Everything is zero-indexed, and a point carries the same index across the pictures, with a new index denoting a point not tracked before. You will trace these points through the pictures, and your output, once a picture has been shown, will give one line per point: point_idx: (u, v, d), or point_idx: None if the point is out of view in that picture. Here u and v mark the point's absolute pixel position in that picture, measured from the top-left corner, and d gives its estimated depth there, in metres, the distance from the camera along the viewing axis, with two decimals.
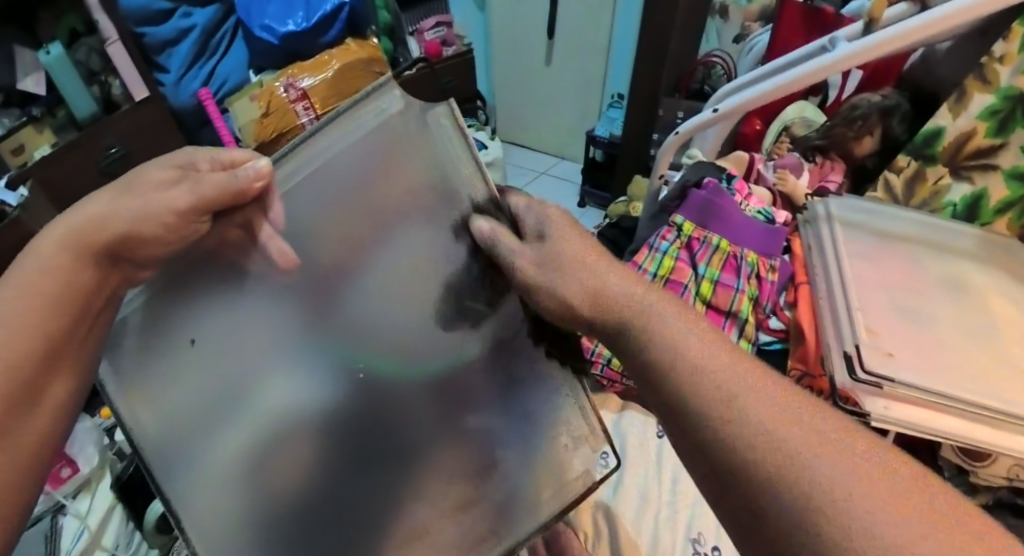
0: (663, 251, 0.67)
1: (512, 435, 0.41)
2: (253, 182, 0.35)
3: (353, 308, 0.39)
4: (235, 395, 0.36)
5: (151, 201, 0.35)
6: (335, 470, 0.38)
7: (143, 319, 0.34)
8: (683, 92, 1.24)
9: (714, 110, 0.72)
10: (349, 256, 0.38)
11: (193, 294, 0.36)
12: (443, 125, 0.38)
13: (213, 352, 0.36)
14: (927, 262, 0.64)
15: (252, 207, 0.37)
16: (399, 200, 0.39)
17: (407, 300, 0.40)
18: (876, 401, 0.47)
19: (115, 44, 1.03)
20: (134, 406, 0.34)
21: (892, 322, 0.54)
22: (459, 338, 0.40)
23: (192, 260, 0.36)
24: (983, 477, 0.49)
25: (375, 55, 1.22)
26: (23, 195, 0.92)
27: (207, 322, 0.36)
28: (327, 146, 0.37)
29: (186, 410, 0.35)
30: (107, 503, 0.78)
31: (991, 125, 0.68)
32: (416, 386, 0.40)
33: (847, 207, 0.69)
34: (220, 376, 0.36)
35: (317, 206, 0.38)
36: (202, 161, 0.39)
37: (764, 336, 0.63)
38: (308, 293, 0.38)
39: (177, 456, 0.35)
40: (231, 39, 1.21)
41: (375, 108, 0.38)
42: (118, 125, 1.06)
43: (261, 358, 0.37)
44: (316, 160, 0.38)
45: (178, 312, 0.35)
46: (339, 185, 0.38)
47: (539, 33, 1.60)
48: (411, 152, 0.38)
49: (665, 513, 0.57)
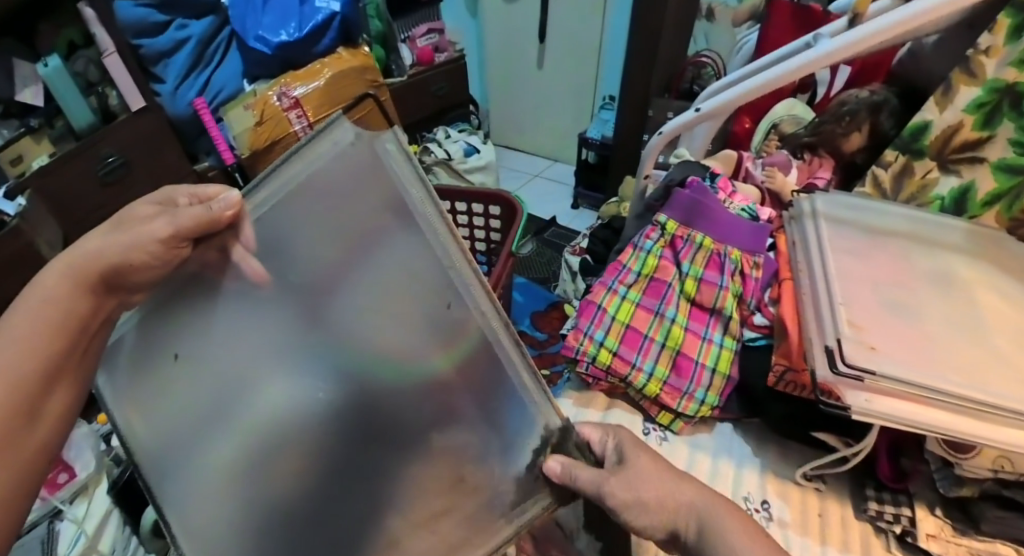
0: (647, 250, 0.68)
1: (490, 449, 0.39)
2: (226, 212, 0.39)
3: (332, 323, 0.42)
4: (220, 406, 0.42)
5: (139, 231, 0.39)
6: (303, 475, 0.41)
7: (134, 340, 0.43)
8: (674, 92, 1.24)
9: (697, 110, 0.73)
10: (323, 277, 0.41)
11: (175, 316, 0.42)
12: (388, 151, 0.37)
13: (187, 370, 0.42)
14: (914, 255, 0.63)
15: (226, 233, 0.41)
16: (363, 220, 0.39)
17: (381, 315, 0.41)
18: (858, 394, 0.47)
19: (112, 56, 1.06)
20: (130, 414, 0.43)
21: (878, 316, 0.54)
22: (433, 353, 0.40)
23: (175, 285, 0.42)
24: (968, 470, 0.48)
25: (367, 64, 1.25)
26: (21, 204, 0.93)
27: (186, 342, 0.42)
28: (285, 181, 0.40)
29: (176, 417, 0.42)
30: (104, 508, 0.79)
31: (978, 119, 0.68)
32: (392, 395, 0.41)
33: (833, 202, 0.69)
34: (205, 388, 0.42)
35: (290, 231, 0.41)
36: (179, 196, 0.45)
37: (749, 332, 0.62)
38: (289, 309, 0.42)
39: (171, 458, 0.42)
40: (226, 50, 1.25)
41: (330, 140, 0.38)
42: (117, 134, 1.09)
43: (244, 372, 0.42)
44: (279, 189, 0.40)
45: (161, 336, 0.42)
46: (307, 213, 0.40)
47: (531, 39, 1.63)
48: (365, 177, 0.37)
49: None
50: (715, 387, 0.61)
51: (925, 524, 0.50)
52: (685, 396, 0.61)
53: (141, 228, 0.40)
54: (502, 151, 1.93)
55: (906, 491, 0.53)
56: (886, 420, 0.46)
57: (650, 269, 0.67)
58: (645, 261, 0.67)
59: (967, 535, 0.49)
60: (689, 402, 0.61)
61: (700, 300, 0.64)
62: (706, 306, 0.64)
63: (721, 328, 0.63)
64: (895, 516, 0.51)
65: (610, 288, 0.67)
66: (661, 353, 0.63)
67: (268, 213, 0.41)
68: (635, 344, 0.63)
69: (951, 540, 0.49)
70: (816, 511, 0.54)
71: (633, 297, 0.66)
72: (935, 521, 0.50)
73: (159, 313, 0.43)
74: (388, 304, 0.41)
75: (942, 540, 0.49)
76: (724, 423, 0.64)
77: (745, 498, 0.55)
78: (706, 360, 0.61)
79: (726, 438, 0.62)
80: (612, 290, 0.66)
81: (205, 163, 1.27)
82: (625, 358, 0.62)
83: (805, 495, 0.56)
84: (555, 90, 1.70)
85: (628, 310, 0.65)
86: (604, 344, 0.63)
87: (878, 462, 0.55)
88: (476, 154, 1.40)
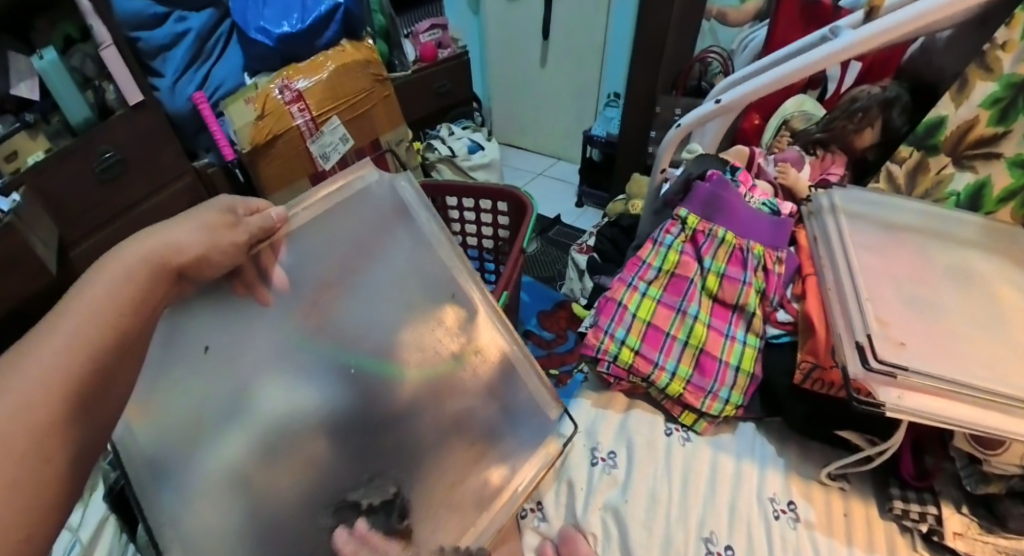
0: (668, 245, 0.67)
1: (488, 410, 0.53)
2: (278, 222, 0.50)
3: (347, 323, 0.55)
4: (239, 404, 0.47)
5: (216, 237, 0.44)
6: (324, 451, 0.47)
7: (162, 340, 0.44)
8: (680, 89, 1.23)
9: (716, 103, 0.72)
10: (343, 278, 0.56)
11: (195, 317, 0.46)
12: (405, 184, 0.60)
13: (216, 364, 0.47)
14: (933, 253, 0.63)
15: (267, 245, 0.50)
16: (378, 227, 0.59)
17: (392, 309, 0.57)
18: (890, 390, 0.47)
19: (109, 48, 1.03)
20: (134, 425, 0.42)
21: (904, 312, 0.54)
22: (436, 345, 0.56)
23: (212, 293, 0.47)
24: (996, 466, 0.47)
25: (372, 57, 1.24)
26: (16, 200, 0.90)
27: (217, 338, 0.48)
28: (323, 202, 0.56)
29: (198, 414, 0.45)
30: (99, 515, 0.70)
31: (993, 114, 0.67)
32: (408, 385, 0.53)
33: (850, 198, 0.69)
34: (228, 386, 0.47)
35: (319, 240, 0.55)
36: (239, 206, 0.48)
37: (771, 330, 0.62)
38: (304, 311, 0.53)
39: (176, 469, 0.43)
40: (226, 44, 1.23)
41: (360, 175, 0.58)
42: (114, 131, 1.07)
43: (264, 368, 0.49)
44: (316, 207, 0.55)
45: (187, 335, 0.46)
46: (336, 228, 0.57)
47: (534, 35, 1.62)
48: (384, 201, 0.59)
49: (676, 514, 0.54)
50: (739, 386, 0.61)
51: (951, 522, 0.49)
52: (708, 396, 0.61)
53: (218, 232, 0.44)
54: (505, 150, 1.91)
55: (931, 489, 0.52)
56: (920, 416, 0.46)
57: (672, 264, 0.66)
58: (666, 256, 0.66)
59: (993, 533, 0.49)
60: (713, 402, 0.61)
61: (722, 296, 0.64)
62: (728, 302, 0.63)
63: (744, 325, 0.63)
64: (920, 514, 0.51)
65: (630, 285, 0.66)
66: (684, 352, 0.62)
67: (304, 230, 0.54)
68: (657, 343, 0.63)
69: (978, 538, 0.49)
70: (840, 512, 0.54)
71: (654, 294, 0.65)
72: (961, 519, 0.49)
73: (183, 315, 0.45)
74: (399, 299, 0.58)
75: (967, 538, 0.49)
76: (746, 423, 0.63)
77: (771, 499, 0.55)
78: (729, 359, 0.61)
79: (749, 438, 0.61)
80: (632, 287, 0.66)
81: (204, 160, 1.25)
82: (647, 357, 0.62)
83: (830, 495, 0.55)
84: (559, 88, 1.69)
85: (649, 307, 0.65)
86: (626, 342, 0.63)
87: (901, 461, 0.54)
88: (480, 152, 1.39)
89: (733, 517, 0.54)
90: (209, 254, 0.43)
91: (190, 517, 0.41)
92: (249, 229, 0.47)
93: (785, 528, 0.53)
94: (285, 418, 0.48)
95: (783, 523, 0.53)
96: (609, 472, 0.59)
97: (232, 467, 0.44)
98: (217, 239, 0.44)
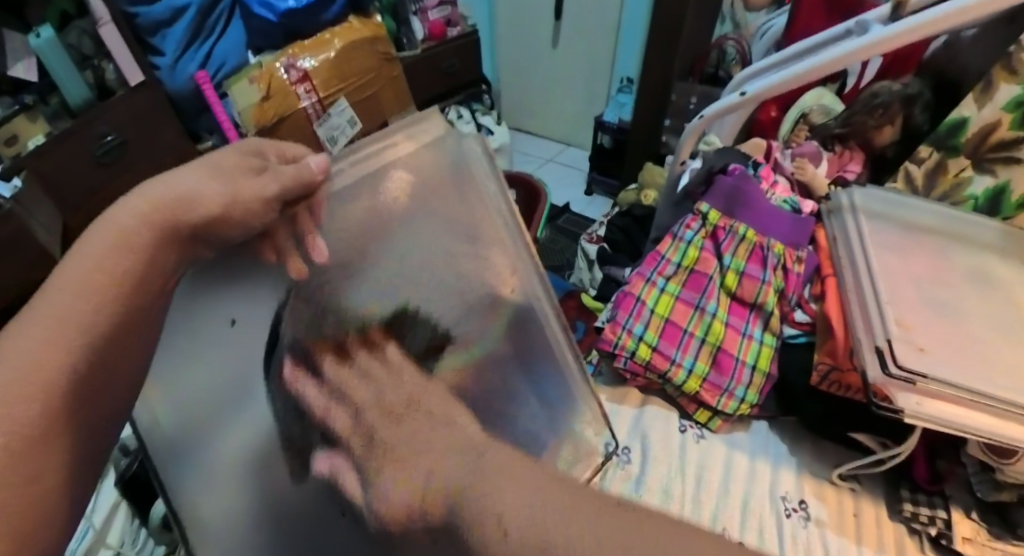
0: (687, 240, 0.68)
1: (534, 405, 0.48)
2: (317, 174, 0.42)
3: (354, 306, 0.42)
4: (252, 392, 0.40)
5: (235, 187, 0.39)
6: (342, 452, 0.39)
7: (184, 301, 0.41)
8: (697, 76, 1.21)
9: (740, 95, 0.70)
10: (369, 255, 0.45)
11: (224, 281, 0.42)
12: (471, 149, 0.51)
13: (239, 337, 0.41)
14: (954, 256, 0.64)
15: (301, 206, 0.43)
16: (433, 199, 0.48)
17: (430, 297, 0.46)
18: (909, 396, 0.48)
19: (107, 25, 1.01)
20: (160, 400, 0.39)
21: (924, 316, 0.55)
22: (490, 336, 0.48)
23: (227, 258, 0.42)
24: (1009, 474, 0.50)
25: (378, 34, 1.19)
26: (16, 186, 0.90)
27: (244, 307, 0.41)
28: (362, 160, 0.46)
29: (212, 397, 0.39)
30: (111, 499, 0.72)
31: (1016, 117, 0.66)
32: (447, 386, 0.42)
33: (870, 197, 0.70)
34: (242, 370, 0.40)
35: (355, 204, 0.45)
36: (269, 151, 0.44)
37: (789, 329, 0.64)
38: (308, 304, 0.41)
39: (192, 455, 0.39)
40: (227, 19, 1.17)
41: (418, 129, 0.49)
42: (114, 111, 1.05)
43: (283, 355, 0.41)
44: (370, 160, 0.46)
45: (214, 302, 0.41)
46: (370, 193, 0.46)
47: (544, 13, 1.57)
48: (440, 158, 0.49)
49: (688, 508, 0.57)
50: (755, 385, 0.62)
51: (961, 527, 0.52)
52: (724, 394, 0.62)
53: (236, 182, 0.40)
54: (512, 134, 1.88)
55: (942, 493, 0.55)
56: (938, 423, 0.47)
57: (691, 261, 0.67)
58: (685, 252, 0.68)
59: (1002, 540, 0.51)
60: (728, 401, 0.62)
61: (740, 294, 0.65)
62: (747, 300, 0.65)
63: (762, 323, 0.64)
64: (930, 518, 0.54)
65: (649, 279, 0.67)
66: (701, 349, 0.64)
67: (342, 184, 0.45)
68: (675, 339, 0.64)
69: (987, 544, 0.51)
70: (852, 512, 0.56)
71: (672, 290, 0.66)
72: (971, 526, 0.52)
73: (210, 274, 0.42)
74: (450, 288, 0.47)
75: (977, 543, 0.51)
76: (761, 421, 0.65)
77: (783, 498, 0.58)
78: (746, 357, 0.63)
79: (762, 437, 0.64)
80: (651, 282, 0.67)
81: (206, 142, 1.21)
82: (664, 354, 0.64)
83: (840, 494, 0.58)
84: (569, 69, 1.65)
85: (667, 303, 0.66)
86: (644, 339, 0.64)
87: (915, 465, 0.57)
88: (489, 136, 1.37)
89: (745, 516, 0.56)
90: (231, 208, 0.39)
91: (208, 495, 0.39)
92: (277, 178, 0.41)
93: (797, 527, 0.55)
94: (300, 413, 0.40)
95: (795, 522, 0.55)
96: (623, 467, 0.60)
97: (247, 458, 0.39)
98: (240, 187, 0.40)
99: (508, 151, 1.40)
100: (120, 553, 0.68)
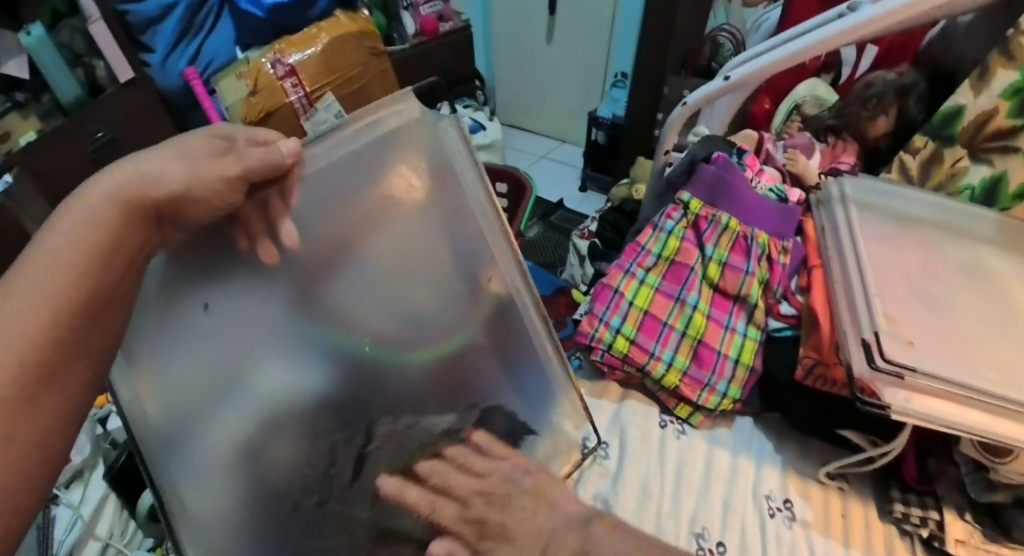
0: (669, 231, 0.67)
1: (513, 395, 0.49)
2: (288, 158, 0.43)
3: (333, 298, 0.44)
4: (232, 378, 0.38)
5: (201, 169, 0.40)
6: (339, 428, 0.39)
7: (157, 284, 0.39)
8: (689, 70, 1.17)
9: (726, 79, 0.69)
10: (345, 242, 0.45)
11: (199, 264, 0.40)
12: (447, 131, 0.49)
13: (218, 320, 0.39)
14: (946, 247, 0.62)
15: (273, 188, 0.43)
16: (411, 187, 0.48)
17: (405, 285, 0.47)
18: (896, 391, 0.46)
19: (98, 23, 1.02)
20: (136, 387, 0.36)
21: (913, 309, 0.53)
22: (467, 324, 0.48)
23: (193, 243, 0.41)
24: (1003, 474, 0.48)
25: (366, 29, 1.20)
26: (8, 182, 0.95)
27: (217, 290, 0.40)
28: (338, 146, 0.46)
29: (191, 383, 0.37)
30: (101, 493, 0.73)
31: (1014, 105, 0.64)
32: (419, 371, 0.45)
33: (862, 188, 0.67)
34: (222, 355, 0.38)
35: (331, 191, 0.46)
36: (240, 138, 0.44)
37: (774, 322, 0.62)
38: (291, 286, 0.43)
39: (172, 446, 0.35)
40: (217, 16, 1.19)
41: (393, 113, 0.48)
42: (106, 110, 1.06)
43: (261, 341, 0.40)
44: (343, 146, 0.47)
45: (190, 285, 0.40)
46: (345, 180, 0.46)
47: (539, 9, 1.56)
48: (417, 144, 0.49)
49: (667, 506, 0.55)
50: (738, 380, 0.61)
51: (953, 529, 0.50)
52: (705, 389, 0.61)
53: (205, 164, 0.40)
54: (508, 131, 1.88)
55: (933, 493, 0.53)
56: (926, 420, 0.45)
57: (672, 252, 0.65)
58: (666, 242, 0.66)
59: (997, 543, 0.49)
60: (710, 395, 0.61)
61: (723, 286, 0.63)
62: (729, 292, 0.63)
63: (746, 316, 0.63)
64: (921, 519, 0.52)
65: (628, 271, 0.66)
66: (681, 343, 0.62)
67: (316, 170, 0.45)
68: (654, 332, 0.63)
69: (980, 546, 0.49)
70: (839, 512, 0.54)
71: (652, 282, 0.65)
72: (963, 527, 0.50)
73: (184, 259, 0.40)
74: (428, 276, 0.48)
75: (970, 545, 0.49)
76: (744, 417, 0.64)
77: (767, 496, 0.56)
78: (728, 351, 0.61)
79: (746, 434, 0.62)
80: (630, 274, 0.65)
81: None
82: (642, 347, 0.62)
83: (829, 495, 0.56)
84: (565, 66, 1.64)
85: (647, 295, 0.64)
86: (622, 331, 0.63)
87: (904, 464, 0.55)
88: (482, 132, 1.36)
89: (727, 515, 0.54)
90: (193, 189, 0.39)
91: (191, 489, 0.35)
92: (245, 160, 0.41)
93: (780, 527, 0.53)
94: (283, 399, 0.39)
95: (779, 522, 0.54)
96: (600, 462, 0.59)
97: (233, 447, 0.36)
98: (201, 170, 0.39)
99: (500, 147, 1.40)
100: (108, 545, 0.68)
